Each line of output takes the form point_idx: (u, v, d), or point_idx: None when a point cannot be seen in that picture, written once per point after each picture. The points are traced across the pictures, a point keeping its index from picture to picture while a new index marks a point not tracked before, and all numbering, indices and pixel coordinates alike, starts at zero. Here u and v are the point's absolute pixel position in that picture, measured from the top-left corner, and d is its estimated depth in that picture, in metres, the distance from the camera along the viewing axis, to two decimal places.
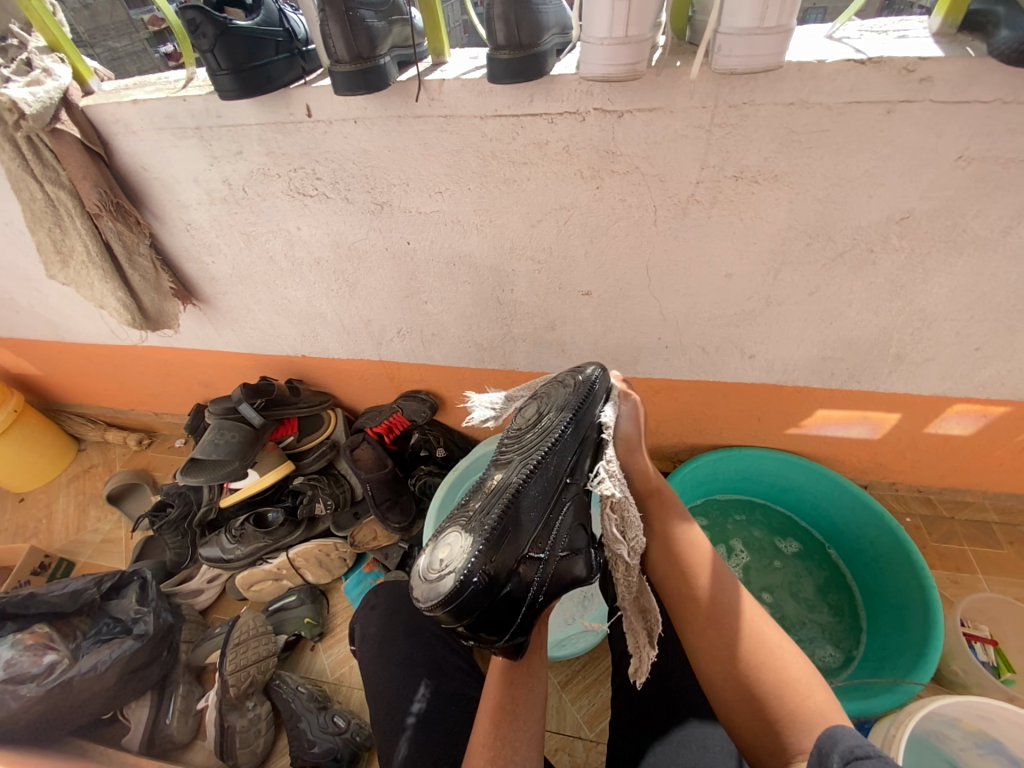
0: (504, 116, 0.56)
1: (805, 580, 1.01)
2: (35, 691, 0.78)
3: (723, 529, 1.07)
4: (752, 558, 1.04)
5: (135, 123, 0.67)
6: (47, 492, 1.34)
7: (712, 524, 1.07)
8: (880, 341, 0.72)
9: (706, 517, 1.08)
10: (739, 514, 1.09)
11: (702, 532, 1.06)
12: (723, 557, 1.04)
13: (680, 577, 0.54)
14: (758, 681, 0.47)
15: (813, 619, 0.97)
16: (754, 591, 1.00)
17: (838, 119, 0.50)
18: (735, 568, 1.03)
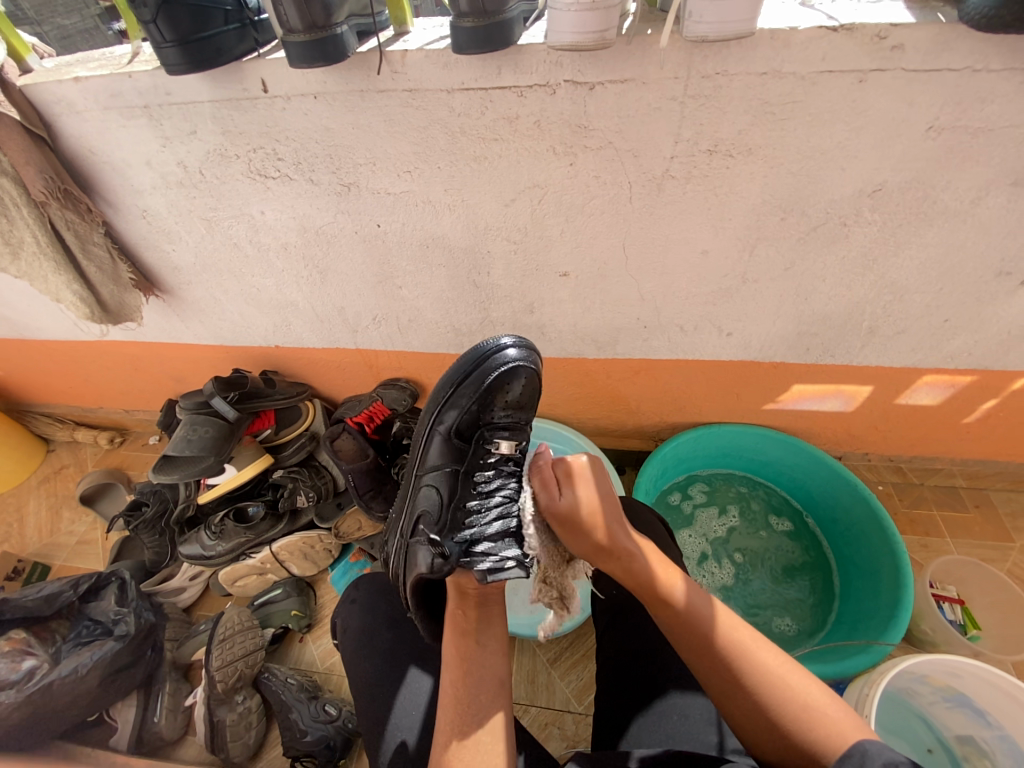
0: (472, 89, 0.54)
1: (784, 557, 1.04)
2: (15, 697, 0.76)
3: (722, 495, 1.10)
4: (742, 523, 1.08)
5: (77, 102, 0.62)
6: (15, 496, 1.30)
7: (713, 490, 1.11)
8: (853, 315, 0.73)
9: (710, 482, 1.12)
10: (744, 488, 1.11)
11: (700, 494, 1.10)
12: (710, 517, 1.08)
13: (682, 629, 0.49)
14: (776, 713, 0.44)
15: (772, 593, 1.01)
16: (726, 553, 1.05)
17: (810, 90, 0.50)
18: (718, 530, 1.07)
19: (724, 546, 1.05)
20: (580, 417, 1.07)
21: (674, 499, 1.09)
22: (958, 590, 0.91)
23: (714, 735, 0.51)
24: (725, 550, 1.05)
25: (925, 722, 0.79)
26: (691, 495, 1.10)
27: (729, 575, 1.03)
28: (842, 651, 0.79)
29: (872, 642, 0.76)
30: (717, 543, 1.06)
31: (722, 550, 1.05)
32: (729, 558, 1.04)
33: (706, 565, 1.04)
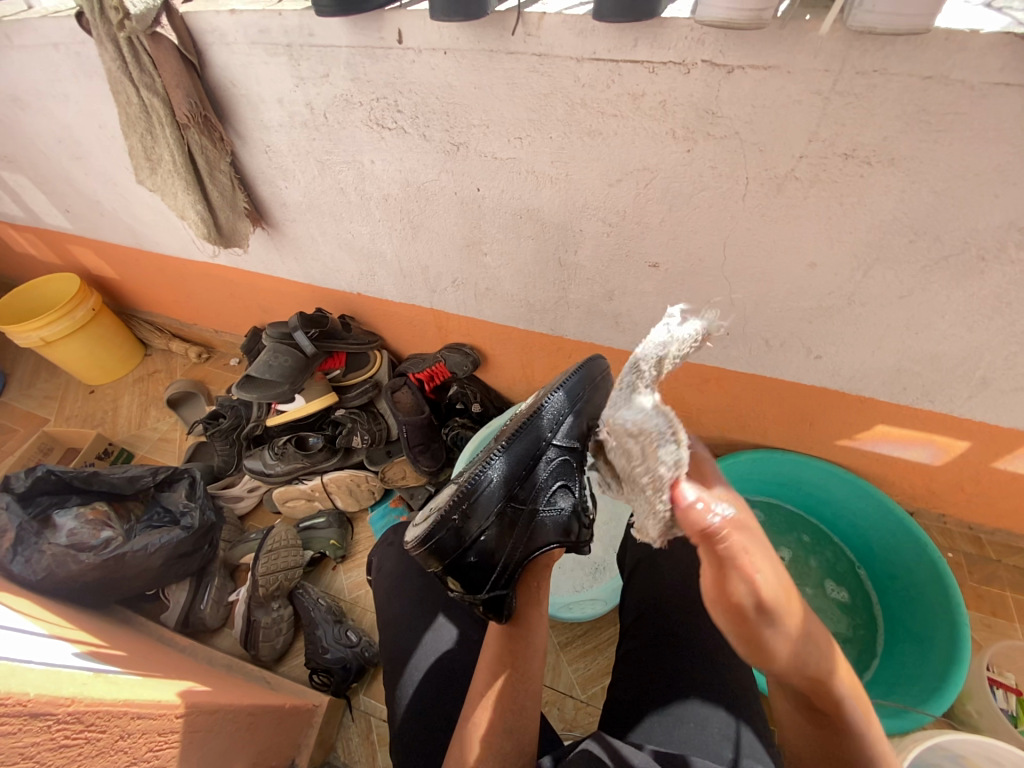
0: (602, 60, 0.52)
1: (823, 618, 0.95)
2: (92, 559, 0.85)
3: (779, 531, 1.05)
4: (792, 557, 1.02)
5: (230, 35, 0.67)
6: (116, 387, 1.46)
7: (769, 519, 1.06)
8: (967, 360, 0.66)
9: (775, 515, 1.06)
10: (809, 534, 1.04)
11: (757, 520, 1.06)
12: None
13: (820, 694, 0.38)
14: None
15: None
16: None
17: (979, 102, 0.44)
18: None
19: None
20: None
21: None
22: None
23: (727, 751, 0.50)
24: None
25: None
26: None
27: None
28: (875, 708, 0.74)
29: (910, 707, 0.72)
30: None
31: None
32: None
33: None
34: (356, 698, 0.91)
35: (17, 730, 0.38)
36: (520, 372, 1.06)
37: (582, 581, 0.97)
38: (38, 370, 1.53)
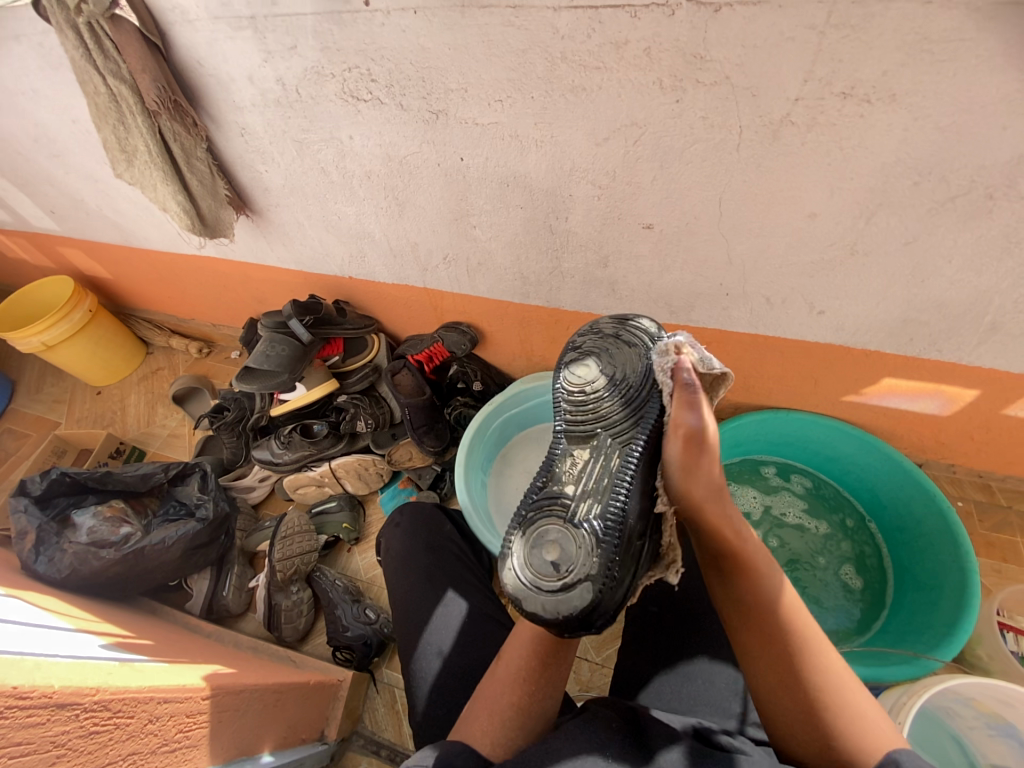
0: (580, 8, 0.49)
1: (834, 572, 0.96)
2: (114, 554, 0.87)
3: (820, 506, 1.02)
4: (824, 527, 1.01)
5: (191, 11, 0.64)
6: (121, 387, 1.47)
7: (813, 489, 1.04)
8: (976, 304, 0.64)
9: (824, 493, 1.03)
10: (853, 521, 1.00)
11: (801, 485, 1.04)
12: (792, 504, 1.03)
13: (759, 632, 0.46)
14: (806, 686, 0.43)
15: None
16: (772, 530, 1.01)
17: (986, 25, 0.41)
18: (789, 515, 1.02)
19: (780, 523, 1.01)
20: None
21: (766, 466, 1.06)
22: None
23: (736, 704, 0.52)
24: (774, 528, 1.01)
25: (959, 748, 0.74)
26: (789, 479, 1.05)
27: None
28: (883, 657, 0.75)
29: (919, 654, 0.73)
30: (766, 515, 1.02)
31: (772, 526, 1.01)
32: (769, 531, 1.00)
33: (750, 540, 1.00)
34: (379, 671, 0.94)
35: (46, 720, 0.39)
36: (519, 347, 1.05)
37: None
38: (43, 374, 1.54)
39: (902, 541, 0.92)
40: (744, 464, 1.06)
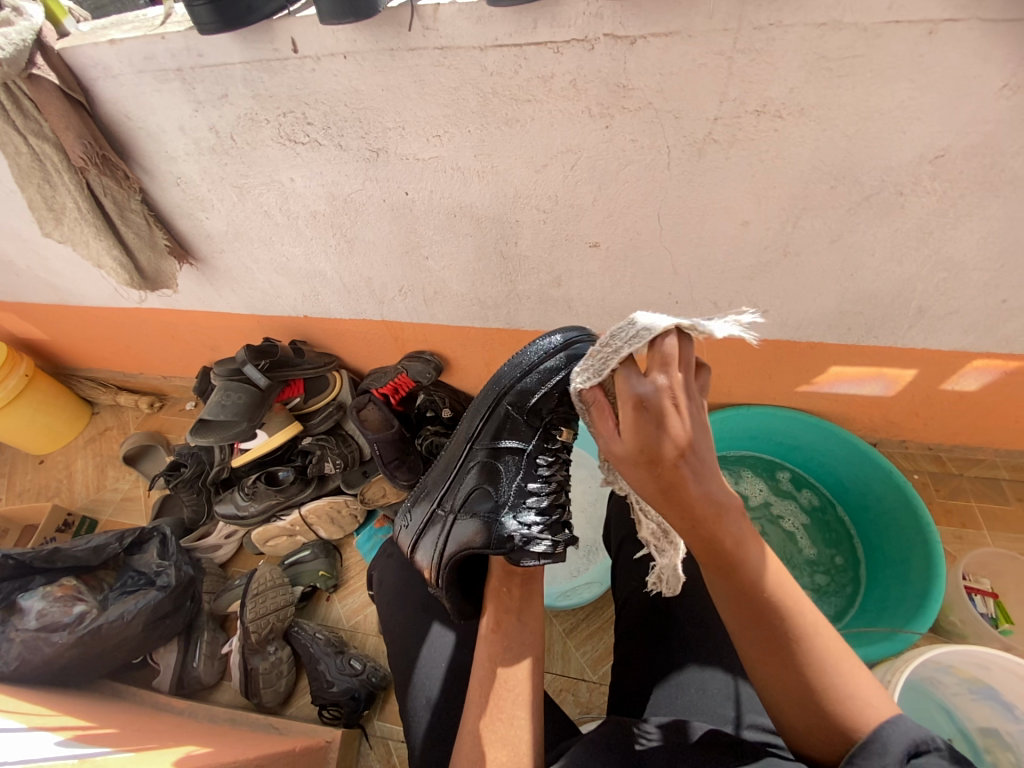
0: (506, 46, 0.51)
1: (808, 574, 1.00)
2: (68, 637, 0.80)
3: (822, 533, 1.04)
4: (814, 553, 1.03)
5: (114, 66, 0.63)
6: (65, 454, 1.38)
7: (819, 514, 1.05)
8: (902, 292, 0.69)
9: (831, 529, 1.03)
10: (843, 559, 1.01)
11: (809, 502, 1.05)
12: (796, 514, 1.06)
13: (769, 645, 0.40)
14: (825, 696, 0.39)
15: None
16: (762, 519, 1.06)
17: (873, 42, 0.45)
18: (787, 521, 1.05)
19: (773, 517, 1.06)
20: None
21: (789, 472, 1.08)
22: (994, 584, 0.87)
23: (730, 710, 0.51)
24: (764, 520, 1.05)
25: (946, 713, 0.77)
26: (800, 492, 1.07)
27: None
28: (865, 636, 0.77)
29: (898, 630, 0.75)
30: (762, 507, 1.07)
31: (763, 517, 1.06)
32: (758, 519, 1.06)
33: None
34: (371, 724, 0.90)
35: None
36: (485, 371, 1.05)
37: (577, 565, 0.99)
38: None
39: (873, 592, 0.93)
40: (768, 463, 1.09)
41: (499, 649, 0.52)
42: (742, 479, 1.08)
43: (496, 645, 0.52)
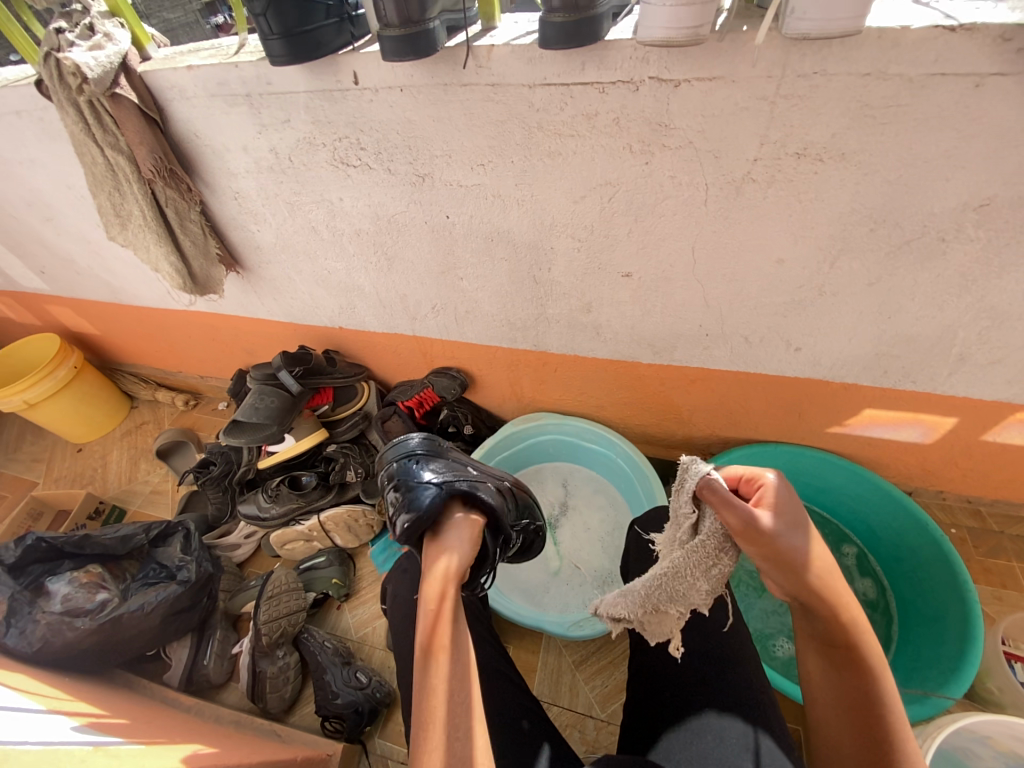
0: (554, 84, 0.54)
1: None
2: (89, 624, 0.83)
3: None
4: None
5: (190, 90, 0.68)
6: (103, 444, 1.44)
7: (867, 607, 0.95)
8: (942, 338, 0.67)
9: (875, 629, 0.93)
10: None
11: (868, 590, 0.96)
12: (845, 593, 0.97)
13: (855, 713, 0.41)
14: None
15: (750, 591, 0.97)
16: None
17: (918, 93, 0.46)
18: None
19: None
20: (627, 423, 1.04)
21: (856, 551, 1.00)
22: None
23: (749, 761, 0.49)
24: None
25: None
26: (861, 577, 0.98)
27: None
28: (897, 698, 0.73)
29: (930, 693, 0.71)
30: None
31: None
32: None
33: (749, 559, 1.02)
34: (372, 742, 0.88)
35: None
36: (509, 391, 1.06)
37: (590, 595, 0.97)
38: (23, 433, 1.50)
39: (897, 672, 0.85)
40: (840, 532, 1.02)
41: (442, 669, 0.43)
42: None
43: (431, 663, 0.43)
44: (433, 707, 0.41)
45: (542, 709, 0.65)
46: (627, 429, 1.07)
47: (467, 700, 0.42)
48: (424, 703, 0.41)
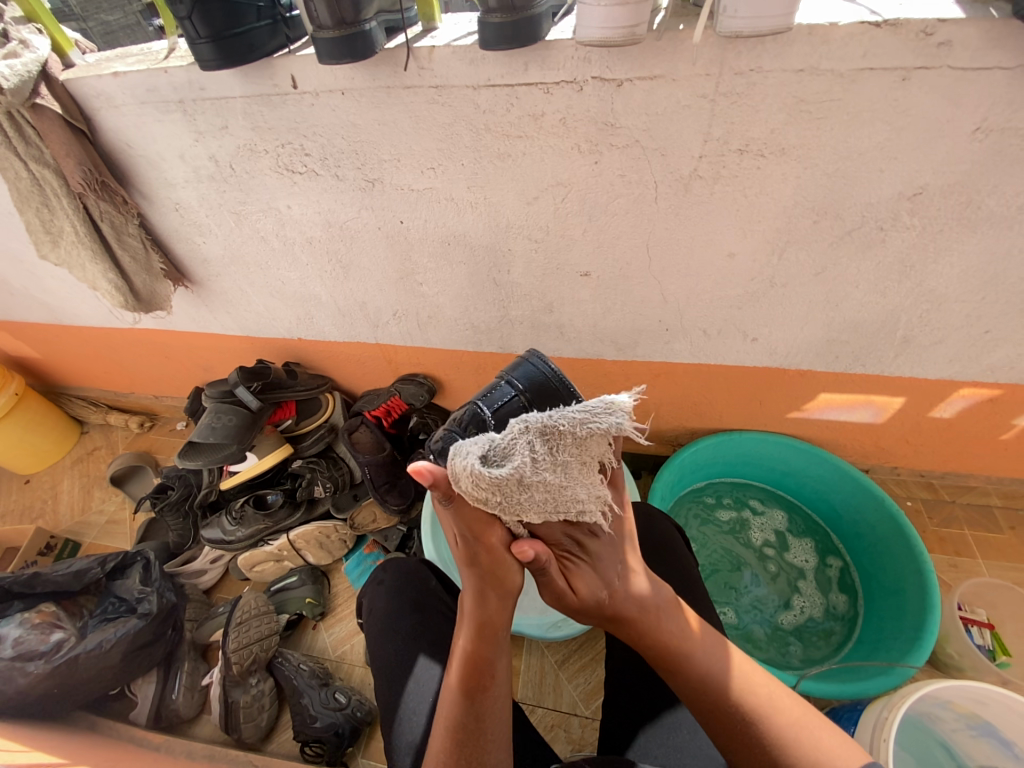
0: (498, 86, 0.53)
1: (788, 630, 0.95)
2: (43, 667, 0.78)
3: (821, 627, 0.96)
4: (800, 631, 0.96)
5: (117, 97, 0.64)
6: (51, 474, 1.36)
7: (833, 616, 0.96)
8: (887, 322, 0.70)
9: (831, 637, 0.94)
10: (822, 652, 0.93)
11: (840, 602, 0.97)
12: (818, 600, 0.98)
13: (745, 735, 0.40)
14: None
15: (724, 583, 1.01)
16: (787, 574, 1.01)
17: (850, 87, 0.47)
18: (802, 600, 0.98)
19: (795, 582, 1.00)
20: None
21: (840, 567, 1.00)
22: (990, 614, 0.86)
23: (723, 750, 0.50)
24: (787, 575, 1.01)
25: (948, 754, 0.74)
26: (835, 589, 0.98)
27: (756, 542, 1.05)
28: (862, 672, 0.76)
29: (894, 664, 0.73)
30: (795, 567, 1.01)
31: (783, 572, 1.01)
32: (779, 568, 1.02)
33: (720, 546, 1.05)
34: (355, 762, 0.86)
35: None
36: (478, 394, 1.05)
37: None
38: None
39: (863, 648, 0.88)
40: (830, 545, 1.02)
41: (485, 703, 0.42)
42: (791, 539, 1.05)
43: (476, 701, 0.42)
44: (469, 749, 0.41)
45: (523, 715, 0.64)
46: None
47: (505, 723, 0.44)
48: (460, 740, 0.42)
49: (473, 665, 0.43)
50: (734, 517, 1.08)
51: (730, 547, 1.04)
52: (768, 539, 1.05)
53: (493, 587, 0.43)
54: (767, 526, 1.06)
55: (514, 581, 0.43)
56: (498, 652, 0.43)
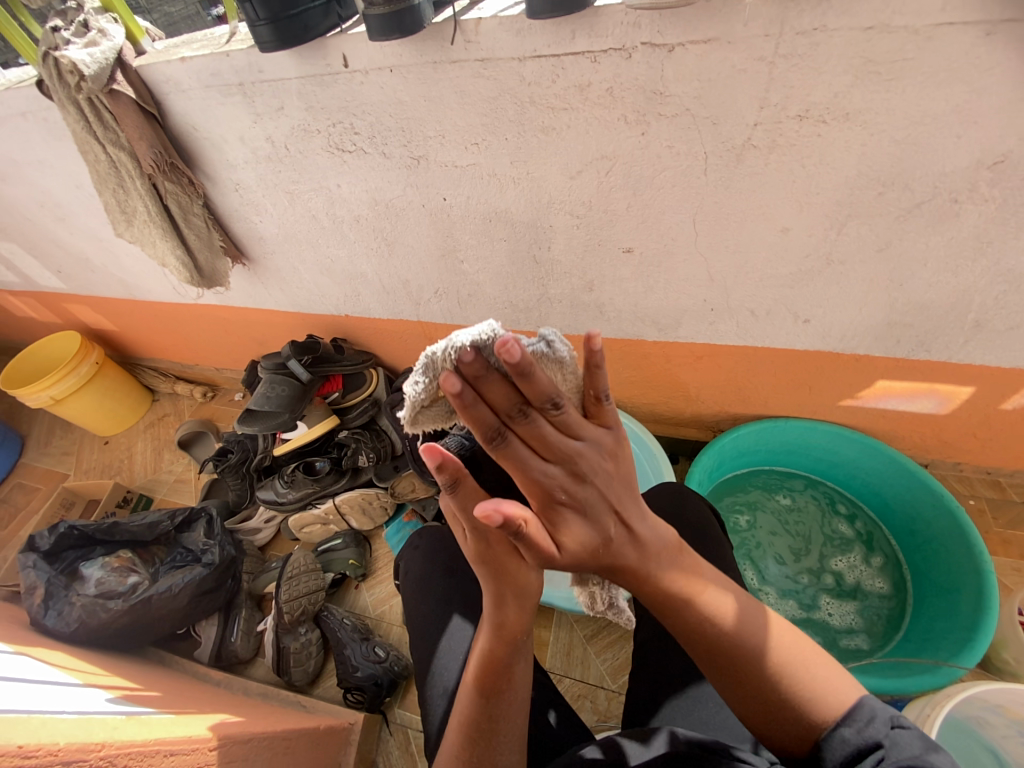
0: (544, 57, 0.53)
1: (767, 589, 0.96)
2: (122, 605, 0.87)
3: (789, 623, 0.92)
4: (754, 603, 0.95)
5: (184, 81, 0.68)
6: (127, 436, 1.49)
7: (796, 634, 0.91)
8: (956, 305, 0.65)
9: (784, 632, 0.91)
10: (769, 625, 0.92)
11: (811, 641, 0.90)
12: (810, 622, 0.92)
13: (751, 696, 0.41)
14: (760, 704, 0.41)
15: (764, 538, 1.02)
16: (816, 590, 0.95)
17: (926, 44, 0.44)
18: (795, 606, 0.94)
19: (819, 600, 0.94)
20: (635, 402, 1.04)
21: (857, 646, 0.89)
22: None
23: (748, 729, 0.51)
24: (816, 590, 0.95)
25: (994, 756, 0.71)
26: (834, 640, 0.90)
27: (831, 566, 0.97)
28: (906, 669, 0.73)
29: (941, 663, 0.70)
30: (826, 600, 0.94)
31: (812, 587, 0.96)
32: (812, 583, 0.96)
33: (766, 532, 1.02)
34: (392, 712, 0.92)
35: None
36: None
37: None
38: (53, 428, 1.57)
39: (909, 644, 0.84)
40: (884, 641, 0.89)
41: (501, 704, 0.43)
42: (858, 598, 0.94)
43: (491, 701, 0.43)
44: (484, 743, 0.42)
45: (551, 679, 0.66)
46: (635, 409, 1.07)
47: (522, 725, 0.44)
48: (473, 735, 0.42)
49: (492, 667, 0.43)
50: (850, 538, 1.00)
51: (813, 533, 1.01)
52: (843, 574, 0.96)
53: (513, 594, 0.42)
54: (853, 560, 0.97)
55: (530, 582, 0.43)
56: (517, 656, 0.44)
